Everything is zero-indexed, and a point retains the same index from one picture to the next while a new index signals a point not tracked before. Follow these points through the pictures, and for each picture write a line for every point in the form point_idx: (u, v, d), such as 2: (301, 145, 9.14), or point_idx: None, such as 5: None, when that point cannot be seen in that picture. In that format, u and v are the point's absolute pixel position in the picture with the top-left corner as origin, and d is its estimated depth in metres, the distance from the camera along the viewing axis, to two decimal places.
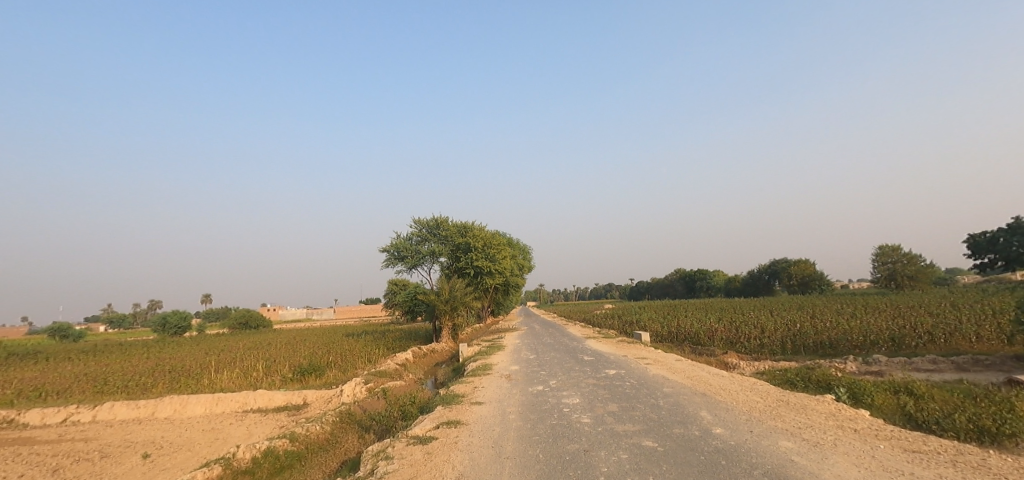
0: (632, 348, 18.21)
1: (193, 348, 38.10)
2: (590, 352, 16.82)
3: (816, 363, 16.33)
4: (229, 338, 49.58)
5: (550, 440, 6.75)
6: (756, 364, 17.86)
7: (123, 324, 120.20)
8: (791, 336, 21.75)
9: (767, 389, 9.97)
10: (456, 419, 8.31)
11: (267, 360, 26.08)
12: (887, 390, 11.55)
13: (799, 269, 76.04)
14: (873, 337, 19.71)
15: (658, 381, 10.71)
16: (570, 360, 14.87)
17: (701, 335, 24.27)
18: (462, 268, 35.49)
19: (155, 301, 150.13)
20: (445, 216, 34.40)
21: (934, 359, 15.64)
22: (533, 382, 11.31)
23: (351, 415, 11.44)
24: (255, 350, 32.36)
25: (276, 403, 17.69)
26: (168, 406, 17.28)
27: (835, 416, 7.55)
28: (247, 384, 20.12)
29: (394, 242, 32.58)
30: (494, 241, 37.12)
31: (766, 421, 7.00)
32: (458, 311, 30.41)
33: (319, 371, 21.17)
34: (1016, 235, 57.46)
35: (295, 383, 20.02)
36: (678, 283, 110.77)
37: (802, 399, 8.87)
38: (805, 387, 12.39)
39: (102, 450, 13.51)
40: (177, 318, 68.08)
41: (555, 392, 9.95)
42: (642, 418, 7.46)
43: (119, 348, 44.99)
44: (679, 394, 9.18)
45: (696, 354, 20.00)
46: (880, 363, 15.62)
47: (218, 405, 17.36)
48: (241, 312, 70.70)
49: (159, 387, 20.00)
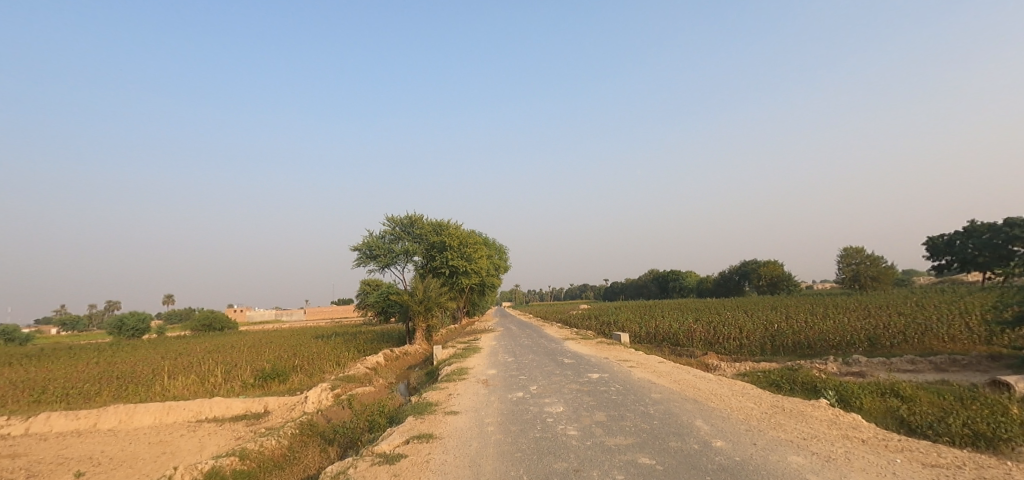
0: (612, 350, 17.61)
1: (148, 352, 35.90)
2: (570, 354, 16.18)
3: (797, 364, 16.07)
4: (189, 341, 47.19)
5: (534, 458, 6.00)
6: (736, 365, 17.56)
7: (77, 326, 114.14)
8: (769, 336, 21.61)
9: (758, 394, 9.45)
10: (428, 433, 7.51)
11: (227, 364, 24.62)
12: (875, 393, 11.23)
13: (768, 269, 77.34)
14: (850, 338, 19.67)
15: (645, 386, 10.08)
16: (549, 363, 14.18)
17: (679, 336, 24.01)
18: (436, 268, 34.50)
19: (114, 301, 143.44)
20: (420, 214, 33.36)
21: (913, 360, 15.53)
22: (512, 388, 10.55)
23: (312, 427, 10.48)
24: (216, 354, 30.66)
25: (234, 411, 16.51)
26: (113, 416, 15.89)
27: (837, 424, 7.01)
28: (202, 391, 18.79)
29: (366, 240, 31.38)
30: (470, 240, 36.29)
31: (768, 432, 6.43)
32: (433, 312, 29.45)
33: (282, 376, 19.97)
34: (971, 238, 59.67)
35: (256, 390, 18.81)
36: (651, 284, 111.73)
37: (798, 405, 8.37)
38: (791, 389, 11.99)
39: (30, 468, 12.18)
40: (135, 321, 64.86)
41: (537, 399, 9.23)
42: (634, 430, 6.80)
43: (69, 352, 42.26)
44: (669, 401, 8.56)
45: (676, 355, 19.63)
46: (861, 364, 15.44)
47: (168, 414, 16.07)
48: (205, 314, 67.62)
49: (104, 396, 18.44)
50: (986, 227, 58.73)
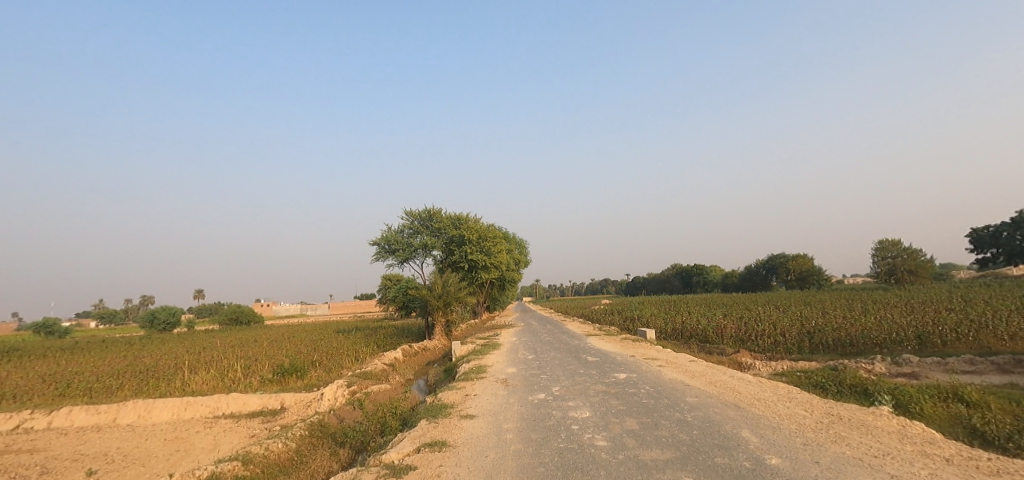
0: (638, 347, 16.76)
1: (174, 346, 36.27)
2: (593, 352, 15.38)
3: (840, 364, 14.96)
4: (216, 335, 47.81)
5: (559, 474, 5.24)
6: (772, 364, 16.51)
7: (114, 319, 117.69)
8: (807, 334, 20.37)
9: (807, 399, 8.50)
10: (441, 441, 6.83)
11: (247, 359, 24.54)
12: (936, 398, 10.15)
13: (797, 264, 74.73)
14: (897, 336, 18.33)
15: (678, 388, 9.23)
16: (572, 362, 13.41)
17: (708, 332, 22.93)
18: (455, 262, 34.01)
19: (147, 296, 147.81)
20: (438, 207, 32.87)
21: (971, 360, 14.23)
22: (533, 389, 9.83)
23: (322, 429, 9.96)
24: (238, 348, 30.75)
25: (250, 407, 16.20)
26: (132, 411, 15.74)
27: (909, 438, 6.10)
28: (221, 386, 18.59)
29: (384, 234, 31.09)
30: (490, 234, 35.67)
31: (831, 448, 5.60)
32: (452, 307, 28.98)
33: (300, 372, 19.65)
34: (1019, 229, 56.43)
35: (273, 385, 18.53)
36: (675, 279, 109.71)
37: (856, 412, 7.47)
38: (839, 392, 10.97)
39: (45, 465, 11.99)
40: (166, 314, 66.21)
41: (559, 402, 8.49)
42: (673, 442, 5.99)
43: (100, 345, 43.15)
44: (708, 407, 7.71)
45: (706, 353, 18.61)
46: (912, 364, 14.26)
47: (186, 410, 15.83)
48: (232, 308, 68.70)
49: (125, 390, 18.36)
50: None
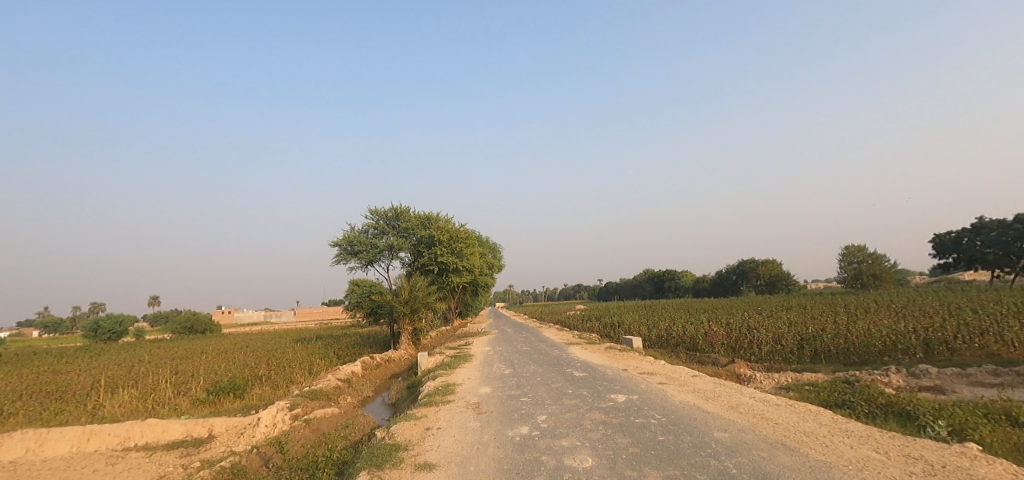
0: (628, 359, 14.78)
1: (107, 358, 32.34)
2: (579, 365, 13.31)
3: (852, 376, 13.43)
4: (161, 345, 43.68)
5: None
6: (774, 375, 14.93)
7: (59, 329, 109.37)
8: (804, 341, 18.95)
9: (865, 431, 6.68)
10: None
11: (184, 375, 21.55)
12: (988, 421, 8.52)
13: (767, 269, 75.33)
14: (902, 344, 17.01)
15: (697, 418, 7.23)
16: (557, 378, 11.36)
17: (698, 339, 21.40)
18: (425, 265, 31.72)
19: (98, 304, 139.02)
20: (405, 206, 30.50)
21: (993, 371, 12.81)
22: (515, 419, 7.73)
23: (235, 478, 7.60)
24: (178, 361, 27.43)
25: (171, 436, 13.47)
26: (18, 444, 12.79)
27: None
28: (141, 410, 15.71)
29: (346, 235, 28.48)
30: (462, 235, 33.44)
31: None
32: (419, 314, 26.63)
33: (239, 390, 16.97)
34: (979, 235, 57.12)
35: (205, 407, 15.85)
36: (647, 284, 109.52)
37: (941, 452, 5.68)
38: (873, 414, 9.23)
39: None
40: (111, 323, 61.16)
41: (549, 441, 6.41)
42: None
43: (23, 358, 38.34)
44: (749, 449, 5.76)
45: (699, 364, 16.91)
46: (931, 376, 12.84)
47: (89, 441, 12.99)
48: (187, 316, 64.08)
49: (21, 417, 15.25)
50: (995, 224, 56.23)
